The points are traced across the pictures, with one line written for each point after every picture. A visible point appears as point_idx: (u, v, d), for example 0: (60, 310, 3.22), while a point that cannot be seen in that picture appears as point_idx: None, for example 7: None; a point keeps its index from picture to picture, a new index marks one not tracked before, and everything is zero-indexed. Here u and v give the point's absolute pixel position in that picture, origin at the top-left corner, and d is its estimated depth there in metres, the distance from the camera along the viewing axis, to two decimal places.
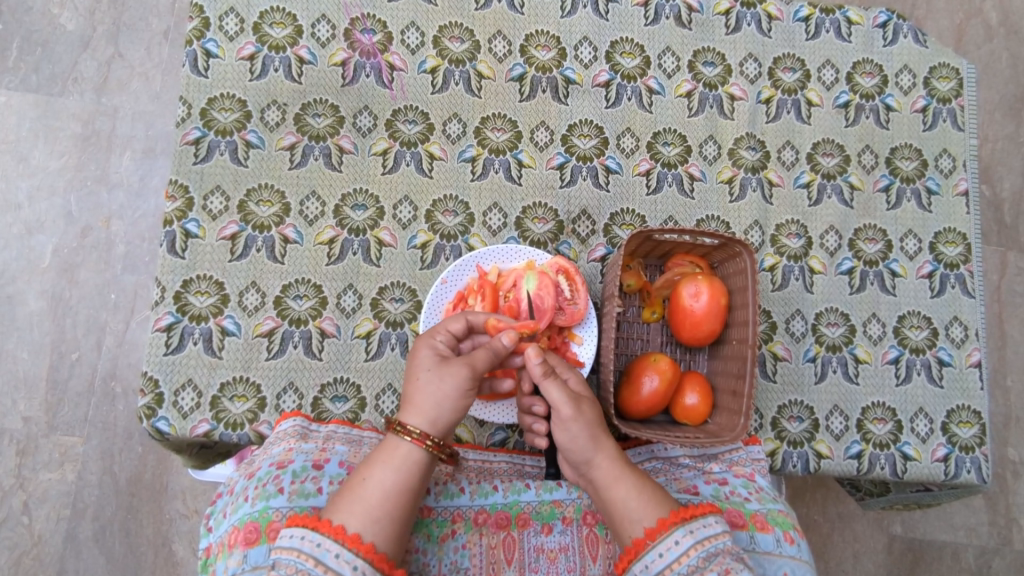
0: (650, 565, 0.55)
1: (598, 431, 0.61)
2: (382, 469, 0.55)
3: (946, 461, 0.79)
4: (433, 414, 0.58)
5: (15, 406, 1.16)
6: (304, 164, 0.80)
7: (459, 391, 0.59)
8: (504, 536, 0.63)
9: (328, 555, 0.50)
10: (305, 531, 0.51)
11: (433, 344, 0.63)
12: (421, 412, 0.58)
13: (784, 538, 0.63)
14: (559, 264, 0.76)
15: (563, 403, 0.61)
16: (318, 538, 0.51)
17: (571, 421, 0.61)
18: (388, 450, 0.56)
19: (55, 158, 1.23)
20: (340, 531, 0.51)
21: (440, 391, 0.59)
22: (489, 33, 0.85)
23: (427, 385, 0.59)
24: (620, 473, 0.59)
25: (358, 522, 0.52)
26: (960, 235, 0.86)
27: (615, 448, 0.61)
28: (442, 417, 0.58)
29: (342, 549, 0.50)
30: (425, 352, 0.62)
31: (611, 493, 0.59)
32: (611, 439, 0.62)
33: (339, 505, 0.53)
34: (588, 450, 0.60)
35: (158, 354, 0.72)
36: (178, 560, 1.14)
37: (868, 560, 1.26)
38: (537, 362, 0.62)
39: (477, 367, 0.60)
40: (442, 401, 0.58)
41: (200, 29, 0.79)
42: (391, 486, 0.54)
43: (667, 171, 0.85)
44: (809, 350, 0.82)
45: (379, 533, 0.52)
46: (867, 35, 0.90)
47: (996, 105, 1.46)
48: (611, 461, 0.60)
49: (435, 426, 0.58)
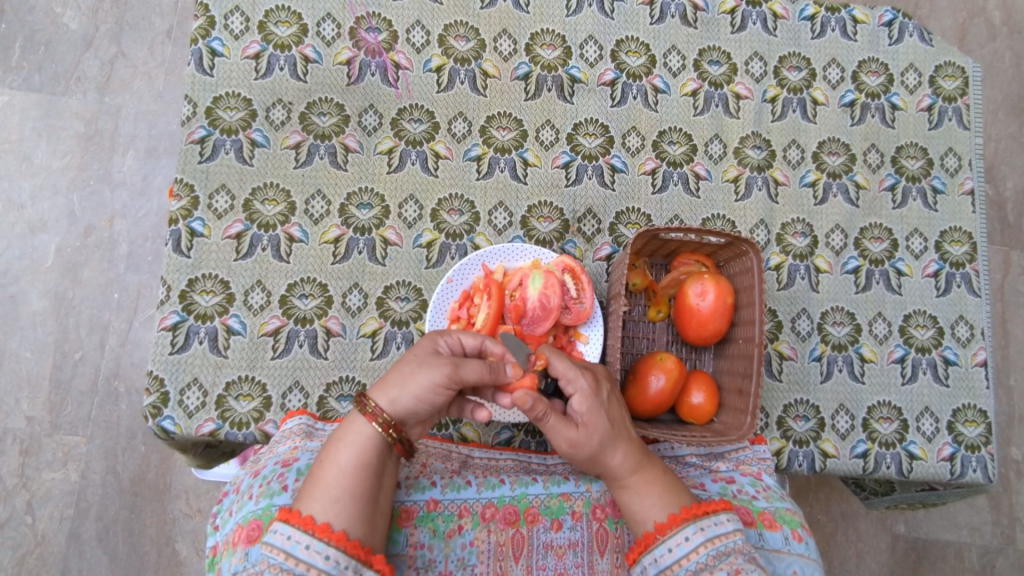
0: (659, 559, 0.56)
1: (601, 454, 0.58)
2: (340, 449, 0.55)
3: (952, 460, 0.79)
4: (394, 395, 0.57)
5: (18, 406, 1.16)
6: (309, 163, 0.79)
7: (429, 382, 0.57)
8: (513, 533, 0.63)
9: (298, 547, 0.50)
10: (277, 524, 0.51)
11: (435, 343, 0.61)
12: (387, 393, 0.57)
13: (792, 536, 0.63)
14: (565, 263, 0.76)
15: (560, 442, 0.59)
16: (289, 531, 0.50)
17: (568, 454, 0.59)
18: (347, 428, 0.56)
19: (58, 157, 1.23)
20: (308, 521, 0.51)
21: (411, 377, 0.57)
22: (494, 32, 0.85)
23: (405, 369, 0.58)
24: (626, 482, 0.59)
25: (323, 509, 0.52)
26: (965, 235, 0.86)
27: (621, 460, 0.59)
28: (402, 400, 0.57)
29: (312, 540, 0.50)
30: (423, 347, 0.60)
31: (618, 497, 0.60)
32: (617, 452, 0.59)
33: (305, 493, 0.53)
34: (593, 468, 0.60)
35: (164, 353, 0.72)
36: (181, 560, 1.14)
37: (871, 560, 1.26)
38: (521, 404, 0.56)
39: (457, 372, 0.57)
40: (410, 386, 0.57)
41: (205, 28, 0.79)
42: (350, 466, 0.54)
43: (673, 170, 0.85)
44: (815, 349, 0.82)
45: (342, 516, 0.52)
46: (873, 33, 0.90)
47: (999, 105, 1.46)
48: (615, 474, 0.59)
49: (395, 405, 0.57)
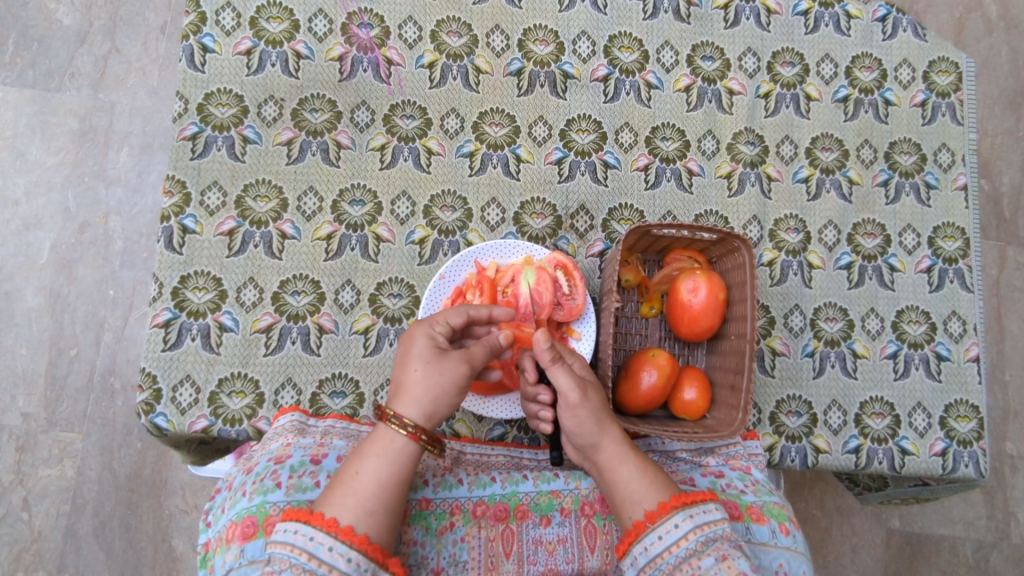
0: (649, 547, 0.55)
1: (604, 417, 0.61)
2: (375, 461, 0.55)
3: (944, 455, 0.79)
4: (429, 406, 0.58)
5: (14, 403, 1.16)
6: (302, 159, 0.79)
7: (456, 384, 0.59)
8: (503, 529, 0.63)
9: (320, 549, 0.50)
10: (298, 525, 0.51)
11: (431, 335, 0.62)
12: (418, 404, 0.58)
13: (779, 530, 0.64)
14: (558, 259, 0.76)
15: (570, 389, 0.61)
16: (310, 532, 0.51)
17: (578, 407, 0.61)
18: (380, 442, 0.56)
19: (53, 153, 1.23)
20: (332, 524, 0.51)
21: (437, 385, 0.58)
22: (487, 28, 0.85)
23: (425, 376, 0.59)
24: (625, 457, 0.60)
25: (351, 515, 0.52)
26: (959, 230, 0.86)
27: (620, 433, 0.61)
28: (437, 411, 0.58)
29: (335, 542, 0.51)
30: (421, 340, 0.61)
31: (615, 475, 0.60)
32: (616, 424, 0.62)
33: (330, 499, 0.53)
34: (593, 435, 0.60)
35: (157, 349, 0.73)
36: (178, 555, 1.15)
37: (866, 554, 1.27)
38: (546, 346, 0.62)
39: (474, 361, 0.60)
40: (439, 395, 0.58)
41: (197, 24, 0.78)
42: (382, 476, 0.55)
43: (666, 166, 0.85)
44: (808, 344, 0.82)
45: (372, 524, 0.52)
46: (867, 29, 0.89)
47: (995, 100, 1.46)
48: (616, 444, 0.60)
49: (430, 418, 0.58)
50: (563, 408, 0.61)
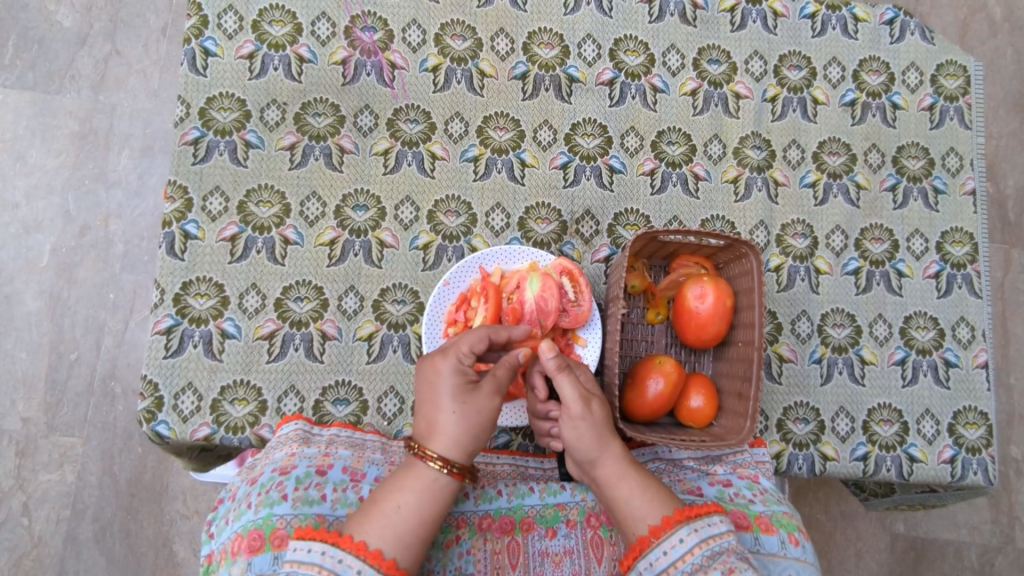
0: (654, 563, 0.55)
1: (605, 433, 0.60)
2: (412, 495, 0.54)
3: (953, 462, 0.78)
4: (469, 445, 0.58)
5: (14, 407, 1.16)
6: (305, 164, 0.79)
7: (491, 418, 0.59)
8: (508, 541, 0.63)
9: (349, 572, 0.50)
10: (326, 546, 0.50)
11: (460, 367, 0.60)
12: (458, 443, 0.57)
13: (789, 540, 0.63)
14: (563, 265, 0.75)
15: (572, 402, 0.60)
16: (339, 555, 0.50)
17: (580, 420, 0.60)
18: (419, 478, 0.55)
19: (53, 155, 1.22)
20: (362, 548, 0.51)
21: (473, 421, 0.58)
22: (491, 31, 0.84)
23: (461, 413, 0.58)
24: (624, 472, 0.59)
25: (386, 542, 0.52)
26: (967, 235, 0.85)
27: (621, 449, 0.60)
28: (476, 445, 0.59)
29: (364, 565, 0.50)
30: (450, 374, 0.60)
31: (613, 491, 0.59)
32: (617, 440, 0.61)
33: (363, 524, 0.52)
34: (593, 450, 0.60)
35: (158, 356, 0.72)
36: (179, 561, 1.14)
37: (870, 559, 1.26)
38: (552, 356, 0.61)
39: (503, 390, 0.61)
40: (478, 430, 0.58)
41: (198, 27, 0.78)
42: (419, 509, 0.54)
43: (672, 171, 0.84)
44: (815, 351, 0.81)
45: (406, 554, 0.52)
46: (874, 32, 0.89)
47: (1000, 102, 1.45)
48: (616, 460, 0.60)
49: (470, 454, 0.58)
50: (564, 421, 0.61)
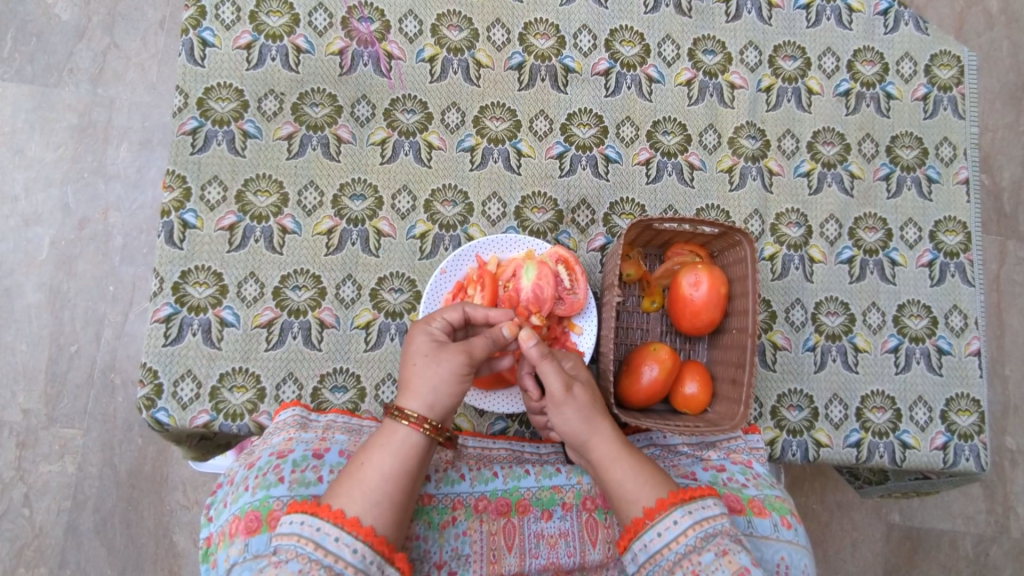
0: (648, 544, 0.56)
1: (592, 412, 0.61)
2: (381, 454, 0.56)
3: (945, 448, 0.79)
4: (431, 398, 0.58)
5: (14, 399, 1.16)
6: (302, 154, 0.79)
7: (455, 373, 0.59)
8: (504, 523, 0.63)
9: (327, 539, 0.51)
10: (305, 517, 0.51)
11: (428, 330, 0.62)
12: (420, 396, 0.58)
13: (781, 523, 0.64)
14: (558, 254, 0.76)
15: (555, 386, 0.61)
16: (317, 523, 0.51)
17: (563, 404, 0.61)
18: (386, 434, 0.57)
19: (52, 149, 1.23)
20: (339, 515, 0.52)
21: (435, 375, 0.59)
22: (488, 22, 0.84)
23: (425, 369, 0.59)
24: (616, 455, 0.60)
25: (358, 506, 0.52)
26: (960, 224, 0.86)
27: (611, 429, 0.61)
28: (439, 401, 0.59)
29: (341, 533, 0.51)
30: (419, 337, 0.62)
31: (606, 474, 0.60)
32: (607, 420, 0.62)
33: (338, 491, 0.53)
34: (582, 431, 0.61)
35: (157, 344, 0.72)
36: (178, 551, 1.15)
37: (865, 548, 1.27)
38: (532, 345, 0.61)
39: (474, 352, 0.60)
40: (439, 384, 0.59)
41: (196, 18, 0.78)
42: (390, 470, 0.55)
43: (667, 160, 0.84)
44: (809, 339, 0.81)
45: (381, 517, 0.53)
46: (868, 22, 0.89)
47: (996, 94, 1.45)
48: (607, 442, 0.60)
49: (433, 409, 0.58)
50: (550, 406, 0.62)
